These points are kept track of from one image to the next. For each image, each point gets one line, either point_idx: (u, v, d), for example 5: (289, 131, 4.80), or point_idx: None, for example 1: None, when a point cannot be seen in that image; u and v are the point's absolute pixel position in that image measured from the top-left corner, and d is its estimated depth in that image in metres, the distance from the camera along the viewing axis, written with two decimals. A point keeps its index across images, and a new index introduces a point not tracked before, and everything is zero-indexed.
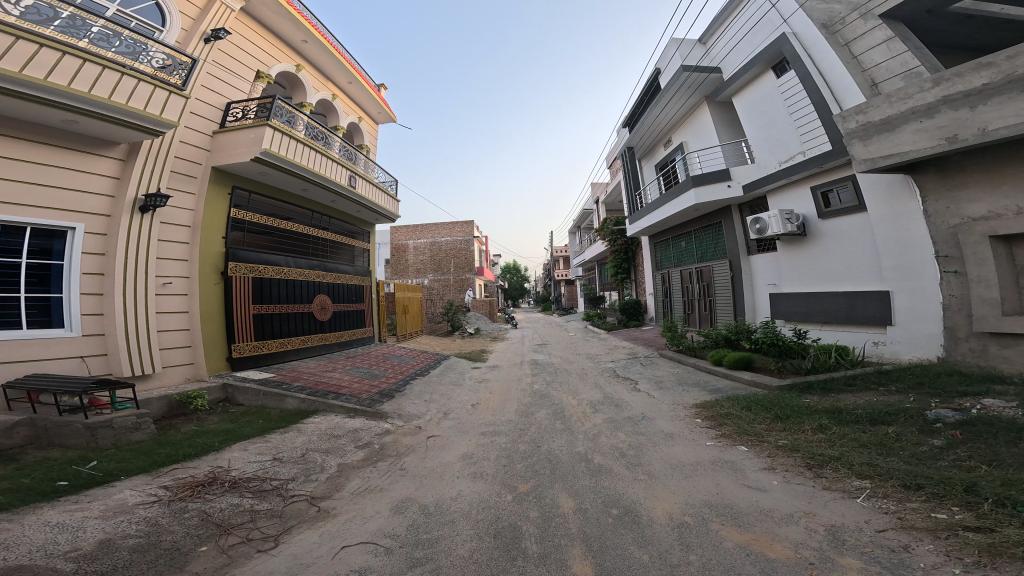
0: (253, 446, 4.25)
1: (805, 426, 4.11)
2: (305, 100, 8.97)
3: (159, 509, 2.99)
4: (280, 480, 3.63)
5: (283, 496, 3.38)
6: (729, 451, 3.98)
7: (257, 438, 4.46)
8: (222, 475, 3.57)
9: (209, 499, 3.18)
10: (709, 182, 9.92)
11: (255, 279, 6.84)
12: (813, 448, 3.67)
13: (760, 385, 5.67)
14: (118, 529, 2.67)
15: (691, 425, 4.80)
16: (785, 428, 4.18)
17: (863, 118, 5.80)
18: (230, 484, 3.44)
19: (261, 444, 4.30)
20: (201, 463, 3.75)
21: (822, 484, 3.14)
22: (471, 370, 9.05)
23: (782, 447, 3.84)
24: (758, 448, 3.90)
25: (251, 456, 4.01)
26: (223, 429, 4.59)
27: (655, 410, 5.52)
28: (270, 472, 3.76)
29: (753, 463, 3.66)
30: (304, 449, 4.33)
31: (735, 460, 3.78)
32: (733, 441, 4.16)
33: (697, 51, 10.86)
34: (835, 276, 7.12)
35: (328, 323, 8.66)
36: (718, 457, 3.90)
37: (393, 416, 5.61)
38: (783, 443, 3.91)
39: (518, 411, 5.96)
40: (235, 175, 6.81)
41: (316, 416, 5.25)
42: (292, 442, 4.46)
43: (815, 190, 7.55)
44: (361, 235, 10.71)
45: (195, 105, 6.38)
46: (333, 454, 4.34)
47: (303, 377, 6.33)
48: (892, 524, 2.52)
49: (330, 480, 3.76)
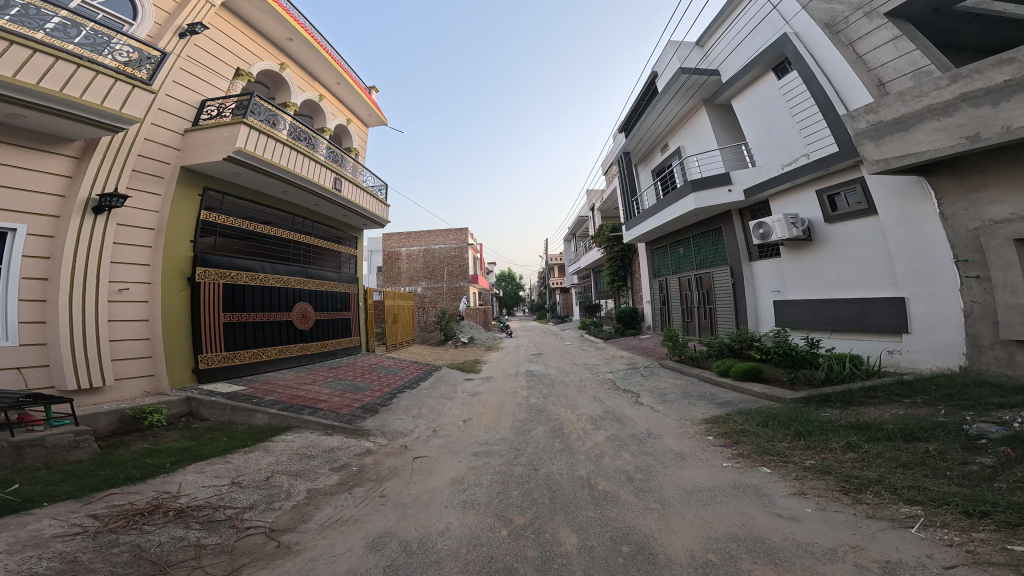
0: (211, 467, 3.76)
1: (832, 445, 3.71)
2: (290, 100, 8.59)
3: (80, 544, 2.50)
4: (236, 509, 3.14)
5: (236, 528, 2.89)
6: (750, 473, 3.56)
7: (216, 459, 3.95)
8: (167, 503, 3.08)
9: (146, 532, 2.69)
10: (709, 187, 9.63)
11: (227, 286, 6.35)
12: (846, 471, 3.27)
13: (772, 398, 5.29)
14: (23, 568, 2.20)
15: (703, 443, 4.38)
16: (809, 447, 3.78)
17: (874, 117, 5.53)
18: (176, 514, 2.95)
19: (219, 466, 3.80)
20: (145, 488, 3.25)
21: (865, 512, 2.73)
22: (464, 382, 8.56)
23: (810, 469, 3.43)
24: (783, 471, 3.48)
25: (207, 480, 3.51)
26: (181, 448, 4.08)
27: (662, 427, 5.09)
28: (226, 499, 3.27)
29: (780, 489, 3.24)
30: (269, 472, 3.84)
31: (758, 484, 3.36)
32: (752, 462, 3.74)
33: (695, 54, 10.72)
34: (846, 282, 6.79)
35: (310, 333, 8.16)
36: (738, 481, 3.48)
37: (376, 434, 5.12)
38: (811, 464, 3.50)
39: (513, 428, 5.49)
40: (208, 176, 6.36)
41: (288, 434, 4.75)
42: (256, 464, 3.96)
43: (820, 193, 7.29)
44: (348, 241, 10.26)
45: (164, 102, 5.97)
46: (303, 477, 3.85)
47: (278, 391, 5.82)
48: (963, 560, 2.13)
49: (296, 509, 3.27)
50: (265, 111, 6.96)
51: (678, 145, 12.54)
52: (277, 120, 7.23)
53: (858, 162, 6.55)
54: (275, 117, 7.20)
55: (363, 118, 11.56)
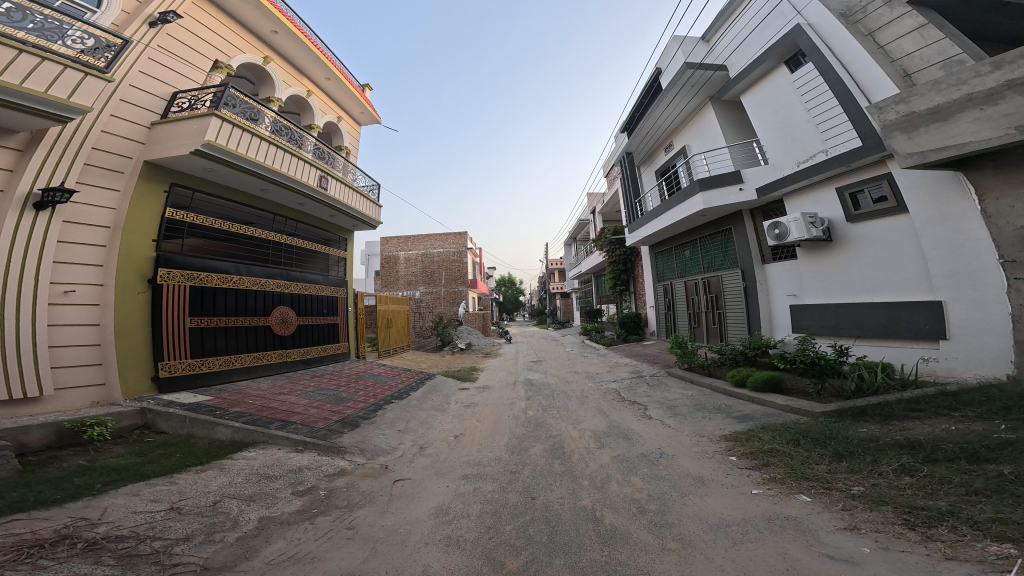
0: (149, 490, 3.25)
1: (881, 469, 3.17)
2: (274, 95, 8.14)
3: None
4: (167, 541, 2.61)
5: (160, 566, 2.36)
6: (786, 503, 3.01)
7: (159, 480, 3.45)
8: (80, 532, 2.56)
9: (40, 569, 2.17)
10: (717, 186, 9.15)
11: (195, 289, 5.85)
12: (907, 500, 2.72)
13: (797, 412, 4.75)
14: None
15: (725, 465, 3.83)
16: (855, 471, 3.23)
17: (906, 108, 5.07)
18: (86, 546, 2.43)
19: (159, 488, 3.29)
20: (59, 513, 2.73)
21: (943, 553, 2.21)
22: (458, 392, 8.01)
23: (860, 498, 2.89)
24: (826, 500, 2.93)
25: (141, 506, 3.00)
26: (121, 466, 3.57)
27: (675, 445, 4.53)
28: (157, 530, 2.74)
29: (827, 522, 2.70)
30: (219, 496, 3.33)
31: (799, 517, 2.82)
32: (787, 489, 3.19)
33: (700, 49, 10.32)
34: (873, 285, 6.25)
35: (291, 339, 7.65)
36: (773, 512, 2.94)
37: (353, 452, 4.57)
38: (860, 492, 2.95)
39: (509, 446, 4.94)
40: (176, 172, 5.88)
41: (251, 451, 4.23)
42: (205, 486, 3.44)
43: (841, 191, 6.79)
44: (337, 243, 9.77)
45: (127, 93, 5.51)
46: (258, 503, 3.32)
47: (248, 402, 5.28)
48: None
49: (241, 542, 2.74)
50: (242, 104, 6.53)
51: (684, 144, 12.10)
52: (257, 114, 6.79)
53: (883, 157, 6.05)
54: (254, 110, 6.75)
55: (355, 116, 11.11)
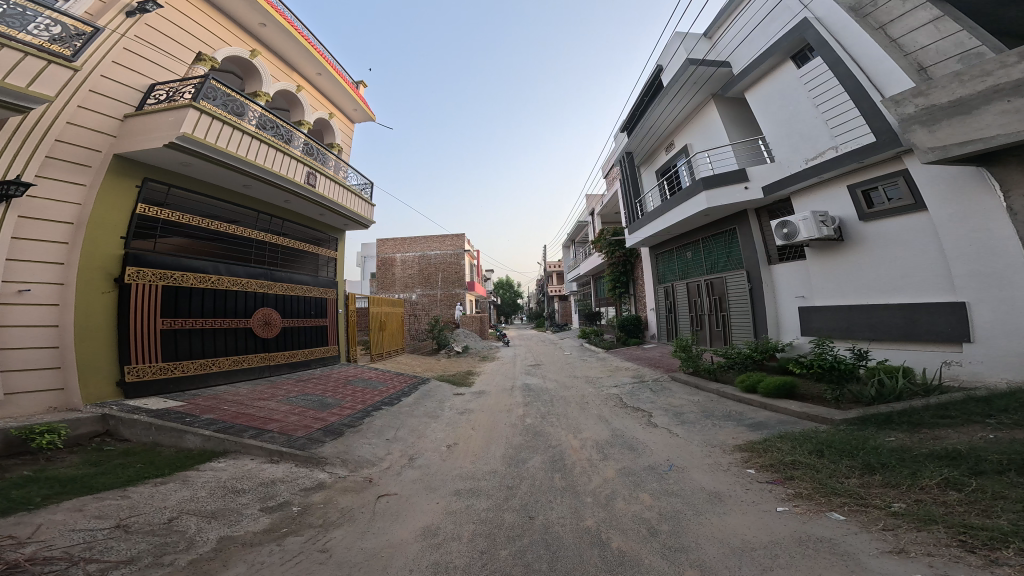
0: (96, 505, 2.98)
1: (922, 482, 2.84)
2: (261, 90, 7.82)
3: None
4: (102, 566, 2.34)
5: None
6: (815, 522, 2.69)
7: (110, 494, 3.16)
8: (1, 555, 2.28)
9: None
10: (721, 184, 8.87)
11: (169, 290, 5.51)
12: (959, 519, 2.39)
13: (815, 419, 4.43)
14: None
15: (741, 479, 3.51)
16: (891, 486, 2.91)
17: (925, 101, 4.78)
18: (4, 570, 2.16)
19: (108, 503, 3.03)
20: None
21: None
22: (453, 398, 7.63)
23: (903, 516, 2.56)
24: (863, 519, 2.61)
25: (83, 524, 2.73)
26: (69, 479, 3.30)
27: (686, 456, 4.19)
28: (94, 551, 2.46)
29: (867, 545, 2.37)
30: (176, 512, 3.05)
31: (834, 539, 2.49)
32: (816, 506, 2.87)
33: (703, 46, 10.07)
34: (889, 286, 5.96)
35: (275, 341, 7.29)
36: (800, 533, 2.62)
37: (335, 463, 4.22)
38: (902, 510, 2.63)
39: (505, 458, 4.59)
40: (151, 167, 5.54)
41: (220, 462, 3.91)
42: (161, 501, 3.16)
43: (853, 189, 6.51)
44: (327, 243, 9.43)
45: (98, 83, 5.18)
46: (218, 521, 3.02)
47: (223, 408, 4.94)
48: None
49: (192, 568, 2.42)
50: (223, 97, 6.20)
51: (686, 142, 11.84)
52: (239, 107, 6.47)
53: (899, 153, 5.79)
54: (236, 103, 6.42)
55: (348, 113, 10.79)
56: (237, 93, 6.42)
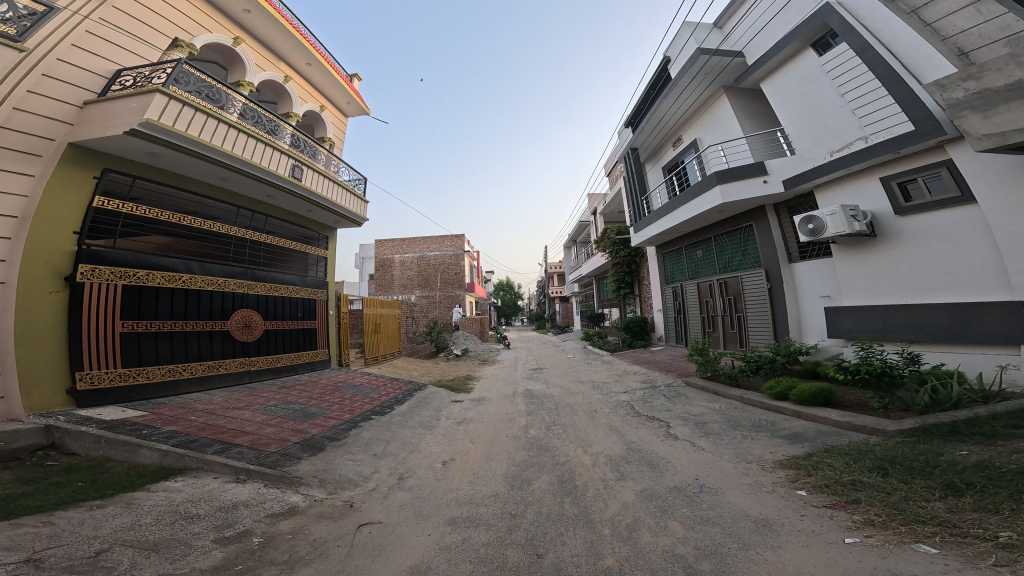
0: (8, 534, 2.43)
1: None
2: (244, 80, 7.31)
3: None
4: None
5: None
6: (900, 560, 2.17)
7: (31, 520, 2.61)
8: None
9: None
10: (736, 179, 8.33)
11: (132, 291, 4.98)
12: None
13: (864, 430, 3.91)
14: None
15: (790, 503, 2.96)
16: (989, 511, 2.40)
17: (977, 84, 4.13)
18: None
19: (25, 532, 2.47)
20: None
21: None
22: (450, 405, 7.08)
23: (1019, 550, 2.06)
24: (966, 554, 2.11)
25: None
26: None
27: (717, 475, 3.63)
28: None
29: None
30: (107, 543, 2.48)
31: None
32: (896, 537, 2.37)
33: (714, 37, 9.58)
34: (931, 284, 5.44)
35: (256, 346, 6.75)
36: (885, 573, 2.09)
37: (312, 484, 3.65)
38: (1014, 542, 2.12)
39: (507, 478, 4.03)
40: (112, 156, 5.02)
41: (177, 481, 3.35)
42: (93, 529, 2.61)
43: (887, 181, 6.00)
44: (317, 241, 8.90)
45: (53, 66, 4.67)
46: (159, 554, 2.46)
47: (190, 419, 4.39)
48: None
49: None
50: (196, 83, 5.68)
51: (695, 137, 11.34)
52: (217, 95, 5.95)
53: (941, 142, 5.31)
54: (213, 90, 5.90)
55: (342, 106, 10.29)
56: (212, 79, 5.90)
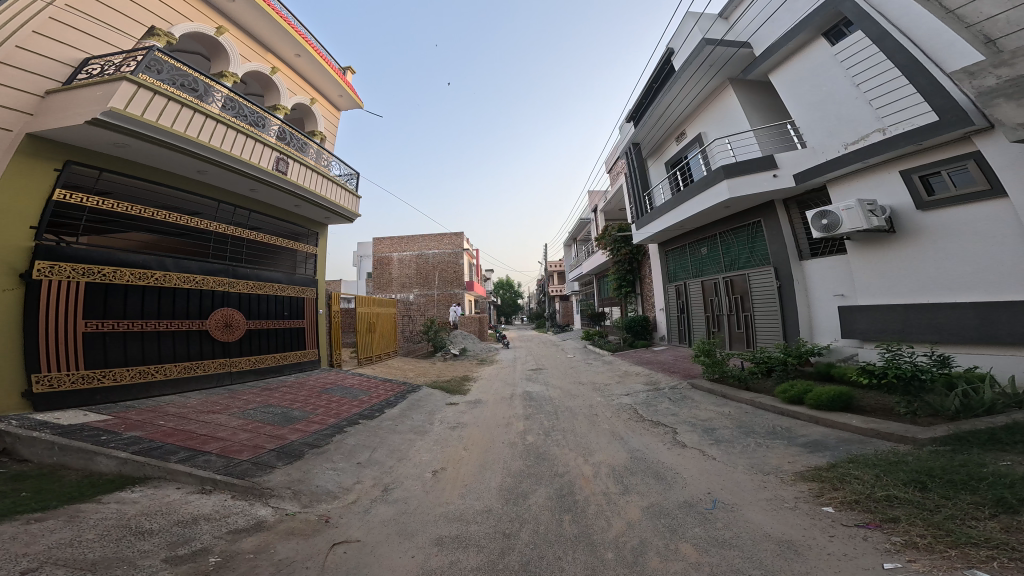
0: None
1: None
2: (228, 71, 6.97)
3: None
4: None
5: None
6: None
7: None
8: None
9: None
10: (744, 173, 7.99)
11: (99, 290, 4.67)
12: None
13: (890, 438, 3.59)
14: None
15: (816, 521, 2.63)
16: None
17: (1011, 71, 3.61)
18: None
19: None
20: None
21: None
22: (444, 408, 6.76)
23: None
24: None
25: None
26: None
27: (732, 489, 3.29)
28: None
29: None
30: (36, 562, 2.16)
31: None
32: (946, 562, 2.05)
33: (720, 26, 9.24)
34: (956, 283, 5.13)
35: (238, 346, 6.44)
36: None
37: (284, 497, 3.32)
38: None
39: (502, 490, 3.70)
40: (77, 148, 4.73)
41: (134, 492, 3.03)
42: (24, 545, 2.28)
43: (907, 175, 5.68)
44: (306, 237, 8.58)
45: (13, 54, 4.41)
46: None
47: (159, 424, 4.07)
48: None
49: None
50: (171, 71, 5.35)
51: (699, 131, 10.99)
52: (194, 84, 5.62)
53: (969, 133, 5.00)
54: (190, 80, 5.58)
55: (334, 99, 9.94)
56: (188, 67, 5.56)
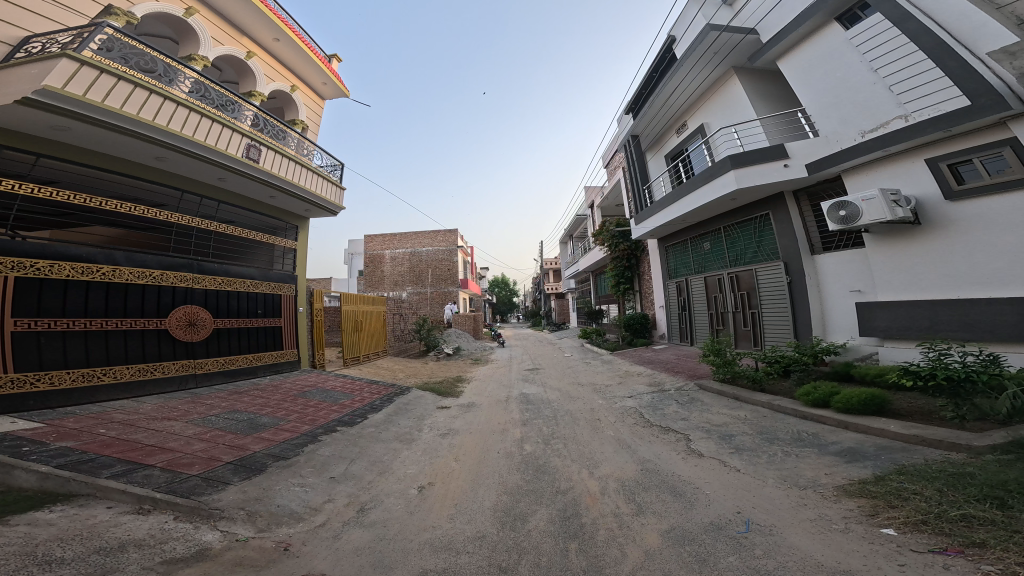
0: None
1: None
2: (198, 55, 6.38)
3: None
4: None
5: None
6: None
7: None
8: None
9: None
10: (753, 163, 7.56)
11: (33, 288, 4.15)
12: None
13: (938, 445, 3.18)
14: None
15: (873, 547, 2.19)
16: None
17: None
18: None
19: None
20: None
21: None
22: (435, 412, 6.26)
23: None
24: None
25: None
26: None
27: (766, 507, 2.84)
28: None
29: None
30: None
31: None
32: None
33: (724, 13, 8.61)
34: (990, 278, 4.75)
35: (202, 347, 5.88)
36: None
37: (236, 519, 2.80)
38: None
39: (497, 512, 3.21)
40: (10, 130, 4.21)
41: (52, 511, 2.51)
42: None
43: (932, 163, 5.29)
44: (284, 231, 8.01)
45: None
46: None
47: (100, 434, 3.54)
48: None
49: None
50: (126, 52, 4.81)
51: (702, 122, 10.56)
52: (154, 65, 5.08)
53: (1004, 118, 4.67)
54: (149, 61, 5.04)
55: (318, 88, 9.37)
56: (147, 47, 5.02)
